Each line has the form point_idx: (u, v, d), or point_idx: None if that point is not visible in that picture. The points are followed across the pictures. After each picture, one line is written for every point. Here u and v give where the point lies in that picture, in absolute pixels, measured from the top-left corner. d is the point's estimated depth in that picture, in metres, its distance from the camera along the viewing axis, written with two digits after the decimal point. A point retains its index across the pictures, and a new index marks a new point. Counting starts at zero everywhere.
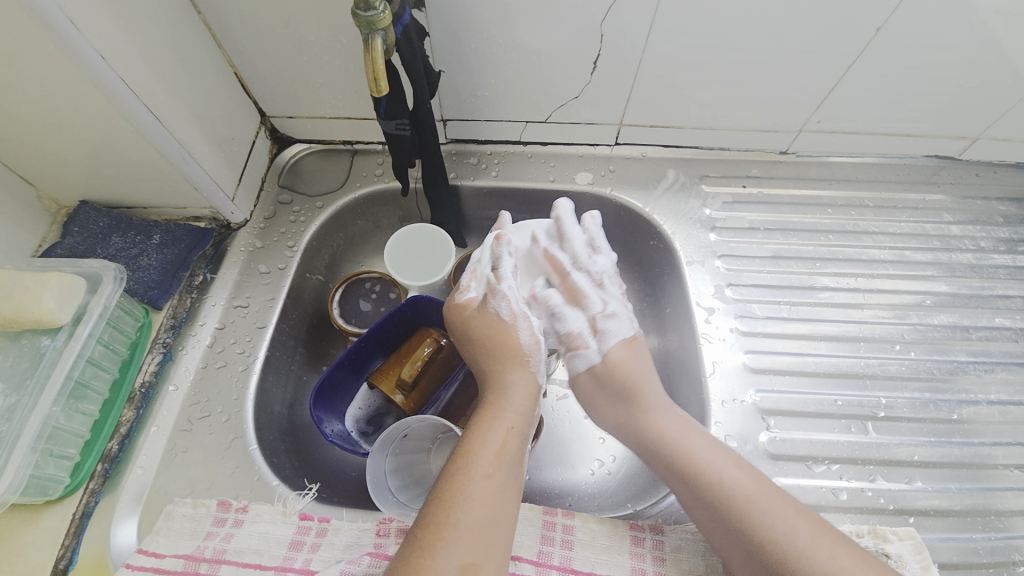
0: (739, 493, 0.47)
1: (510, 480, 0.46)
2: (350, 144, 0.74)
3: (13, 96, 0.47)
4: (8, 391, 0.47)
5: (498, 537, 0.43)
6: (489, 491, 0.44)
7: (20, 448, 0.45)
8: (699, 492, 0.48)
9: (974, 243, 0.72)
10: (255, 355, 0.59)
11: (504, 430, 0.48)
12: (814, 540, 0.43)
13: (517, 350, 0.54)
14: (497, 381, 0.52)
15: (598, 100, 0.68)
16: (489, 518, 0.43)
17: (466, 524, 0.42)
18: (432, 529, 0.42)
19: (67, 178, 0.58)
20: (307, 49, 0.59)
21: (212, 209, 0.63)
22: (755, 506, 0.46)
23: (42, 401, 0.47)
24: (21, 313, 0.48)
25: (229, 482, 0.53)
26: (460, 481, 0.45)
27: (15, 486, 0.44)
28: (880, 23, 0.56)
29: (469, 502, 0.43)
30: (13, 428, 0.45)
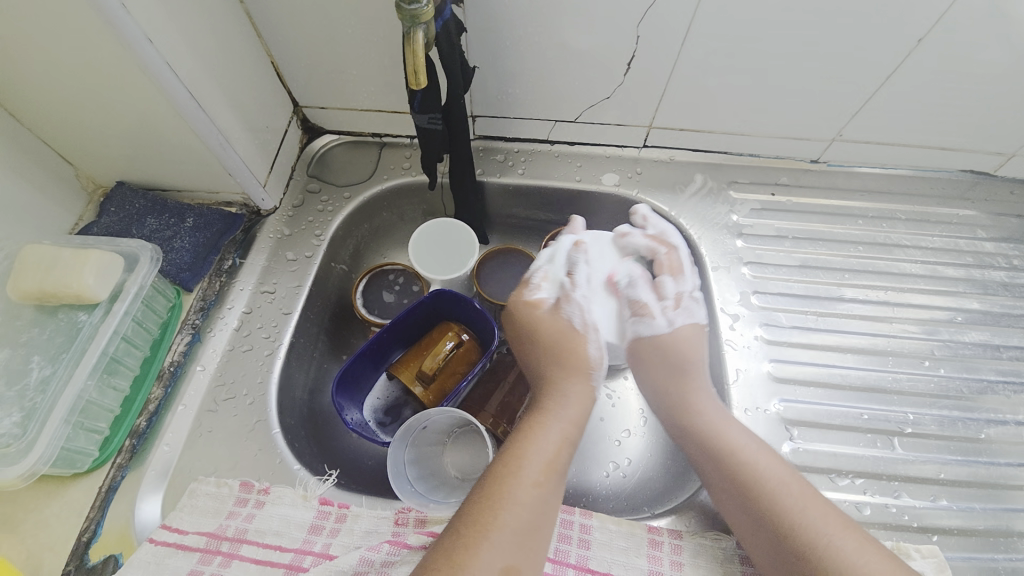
0: (771, 477, 0.48)
1: (556, 489, 0.47)
2: (379, 136, 0.74)
3: (64, 76, 0.48)
4: (45, 363, 0.48)
5: (540, 542, 0.43)
6: (535, 498, 0.45)
7: (54, 419, 0.46)
8: (729, 469, 0.49)
9: (1007, 261, 0.71)
10: (281, 341, 0.60)
11: (557, 439, 0.49)
12: (846, 533, 0.43)
13: (582, 361, 0.56)
14: (555, 389, 0.54)
15: (629, 102, 0.67)
16: (534, 524, 0.44)
17: (513, 525, 0.43)
18: (477, 528, 0.42)
19: (107, 159, 0.59)
20: (344, 41, 0.60)
21: (244, 195, 0.64)
22: (784, 492, 0.46)
23: (77, 374, 0.48)
24: (61, 288, 0.49)
25: (251, 464, 0.53)
26: (509, 483, 0.45)
27: (48, 457, 0.45)
28: (923, 34, 0.55)
29: (517, 506, 0.44)
30: (48, 401, 0.47)
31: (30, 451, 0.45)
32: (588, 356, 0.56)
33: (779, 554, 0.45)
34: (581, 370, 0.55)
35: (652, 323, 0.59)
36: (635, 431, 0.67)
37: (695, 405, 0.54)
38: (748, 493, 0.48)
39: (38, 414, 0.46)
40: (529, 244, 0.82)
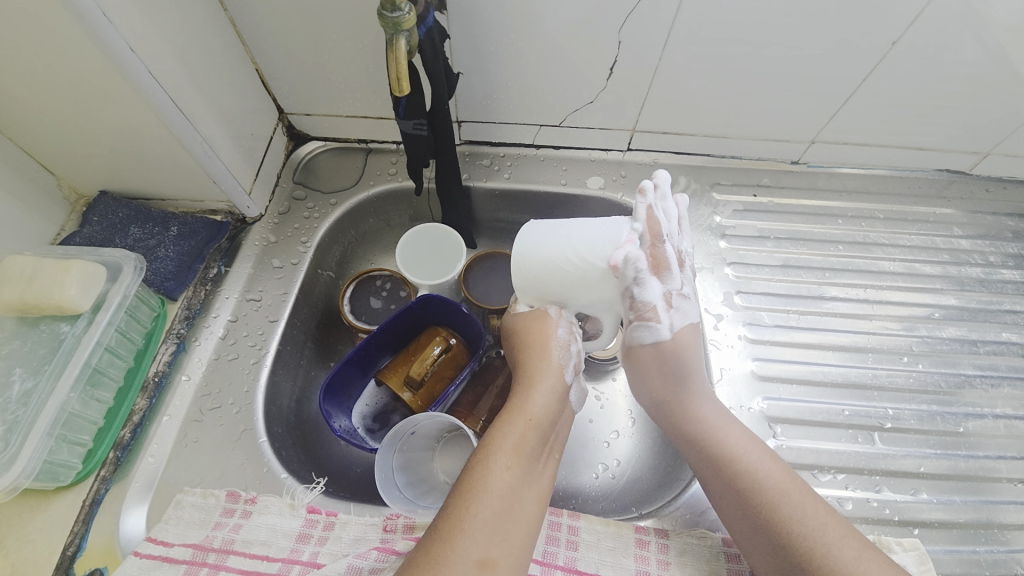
0: (771, 484, 0.48)
1: (529, 475, 0.48)
2: (365, 143, 0.74)
3: (43, 83, 0.48)
4: (26, 375, 0.48)
5: (516, 530, 0.45)
6: (507, 485, 0.46)
7: (36, 432, 0.45)
8: (727, 477, 0.50)
9: (983, 258, 0.73)
10: (267, 349, 0.60)
11: (524, 424, 0.50)
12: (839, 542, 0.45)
13: (552, 343, 0.53)
14: (529, 375, 0.54)
15: (613, 106, 0.68)
16: (507, 511, 0.45)
17: (485, 515, 0.44)
18: (450, 520, 0.44)
19: (88, 168, 0.59)
20: (329, 49, 0.60)
21: (229, 202, 0.64)
22: (781, 497, 0.47)
23: (59, 387, 0.47)
24: (42, 299, 0.49)
25: (238, 473, 0.53)
26: (481, 474, 0.46)
27: (29, 471, 0.45)
28: (897, 38, 0.57)
29: (490, 495, 0.45)
30: (30, 413, 0.46)
31: (12, 465, 0.44)
32: (557, 339, 0.54)
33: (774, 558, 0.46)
34: (548, 351, 0.53)
35: (651, 334, 0.50)
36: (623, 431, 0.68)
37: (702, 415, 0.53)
38: (748, 499, 0.48)
39: (20, 427, 0.45)
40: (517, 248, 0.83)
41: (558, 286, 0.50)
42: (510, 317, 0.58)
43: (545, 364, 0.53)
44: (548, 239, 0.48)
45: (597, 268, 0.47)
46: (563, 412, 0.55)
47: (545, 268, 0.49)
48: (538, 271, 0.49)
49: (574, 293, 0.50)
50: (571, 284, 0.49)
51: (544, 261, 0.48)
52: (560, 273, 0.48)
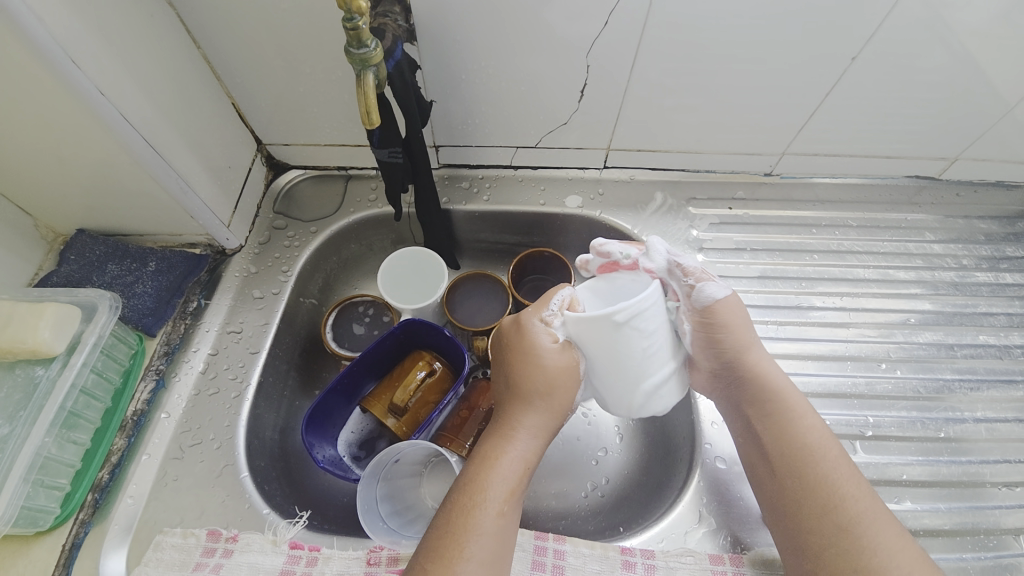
0: (825, 451, 0.49)
1: (517, 518, 0.48)
2: (344, 169, 0.75)
3: (15, 125, 0.48)
4: (0, 422, 0.46)
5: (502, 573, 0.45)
6: (500, 526, 0.45)
7: (12, 478, 0.44)
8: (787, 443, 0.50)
9: (957, 261, 0.74)
10: (248, 381, 0.59)
11: (519, 469, 0.48)
12: (883, 523, 0.46)
13: (558, 382, 0.52)
14: (526, 408, 0.52)
15: (587, 126, 0.70)
16: (497, 553, 0.45)
17: (478, 559, 0.43)
18: (443, 562, 0.43)
19: (65, 207, 0.59)
20: (304, 81, 0.62)
21: (208, 236, 0.64)
22: (838, 463, 0.49)
23: (35, 431, 0.46)
24: (15, 343, 0.47)
25: (219, 511, 0.52)
26: (475, 515, 0.45)
27: (6, 519, 0.44)
28: (856, 53, 0.59)
29: (482, 537, 0.44)
30: (5, 460, 0.45)
31: None
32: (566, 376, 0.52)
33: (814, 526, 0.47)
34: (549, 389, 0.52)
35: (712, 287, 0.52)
36: (611, 448, 0.68)
37: (782, 386, 0.53)
38: (795, 466, 0.49)
39: None
40: (501, 267, 0.83)
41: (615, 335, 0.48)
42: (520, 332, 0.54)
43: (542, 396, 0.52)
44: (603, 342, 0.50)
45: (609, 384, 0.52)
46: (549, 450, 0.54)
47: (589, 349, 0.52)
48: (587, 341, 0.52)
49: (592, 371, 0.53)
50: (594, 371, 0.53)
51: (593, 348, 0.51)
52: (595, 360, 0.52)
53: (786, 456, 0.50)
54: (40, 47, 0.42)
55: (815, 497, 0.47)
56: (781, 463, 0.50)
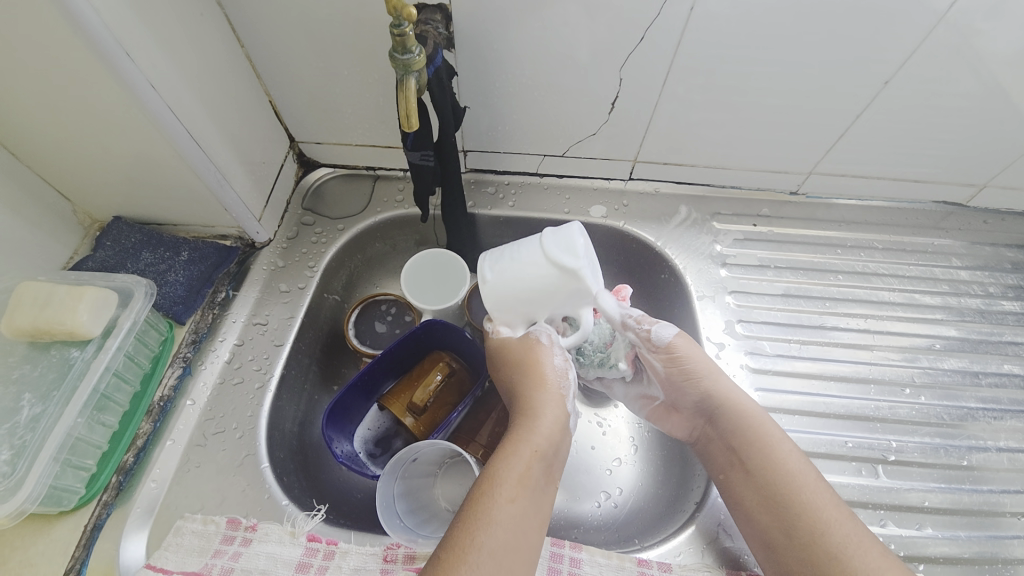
0: (803, 478, 0.49)
1: (531, 506, 0.48)
2: (373, 170, 0.77)
3: (66, 113, 0.50)
4: (35, 400, 0.47)
5: (521, 564, 0.44)
6: (512, 514, 0.46)
7: (43, 457, 0.45)
8: (760, 475, 0.50)
9: (982, 288, 0.73)
10: (272, 373, 0.60)
11: (527, 455, 0.50)
12: (869, 549, 0.45)
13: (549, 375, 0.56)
14: (529, 407, 0.55)
15: (615, 137, 0.70)
16: (512, 543, 0.44)
17: (490, 548, 0.43)
18: (454, 551, 0.43)
19: (104, 195, 0.60)
20: (341, 83, 0.63)
21: (239, 229, 0.66)
22: (814, 491, 0.48)
23: (68, 412, 0.47)
24: (54, 325, 0.48)
25: (239, 500, 0.53)
26: (485, 505, 0.46)
27: (34, 497, 0.44)
28: (890, 76, 0.59)
29: (494, 526, 0.45)
30: (38, 438, 0.46)
31: (16, 492, 0.44)
32: (553, 369, 0.56)
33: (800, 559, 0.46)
34: (547, 384, 0.56)
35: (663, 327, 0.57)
36: (626, 459, 0.68)
37: (752, 420, 0.53)
38: (776, 504, 0.49)
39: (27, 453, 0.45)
40: None
41: (555, 255, 0.52)
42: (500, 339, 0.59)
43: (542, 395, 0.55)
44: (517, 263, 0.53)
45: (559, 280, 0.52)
46: (565, 447, 0.55)
47: (520, 285, 0.54)
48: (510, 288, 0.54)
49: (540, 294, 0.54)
50: (539, 292, 0.54)
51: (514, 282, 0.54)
52: (528, 284, 0.53)
53: (765, 493, 0.50)
54: (98, 40, 0.43)
55: (796, 530, 0.47)
56: (761, 501, 0.50)
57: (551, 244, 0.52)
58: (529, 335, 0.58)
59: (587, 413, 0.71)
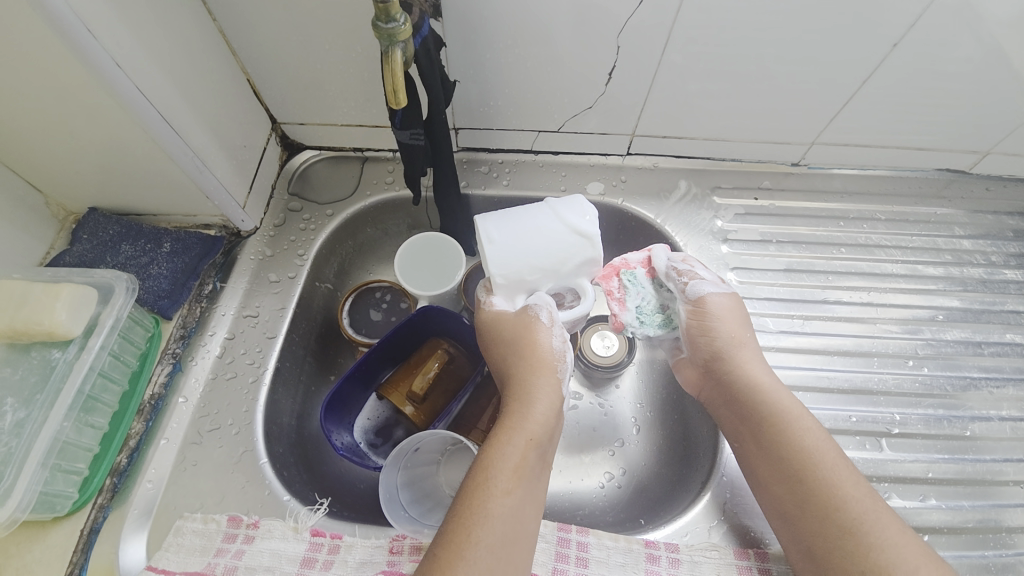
0: (820, 450, 0.48)
1: (528, 495, 0.47)
2: (360, 151, 0.73)
3: (25, 96, 0.46)
4: (17, 405, 0.45)
5: (517, 555, 0.44)
6: (508, 507, 0.45)
7: (31, 464, 0.43)
8: (775, 447, 0.50)
9: (985, 258, 0.72)
10: (266, 366, 0.58)
11: (523, 443, 0.48)
12: (882, 522, 0.44)
13: (543, 356, 0.53)
14: (523, 390, 0.52)
15: (612, 110, 0.68)
16: (509, 535, 0.44)
17: (488, 543, 0.43)
18: (453, 548, 0.42)
19: (76, 184, 0.57)
20: (322, 58, 0.59)
21: (223, 217, 0.63)
22: (832, 464, 0.48)
23: (53, 415, 0.45)
24: (30, 326, 0.45)
25: (239, 497, 0.52)
26: (481, 499, 0.45)
27: (26, 504, 0.43)
28: (898, 39, 0.56)
29: (491, 521, 0.44)
30: (22, 445, 0.43)
31: (6, 500, 0.42)
32: (552, 349, 0.53)
33: (812, 531, 0.46)
34: (542, 366, 0.53)
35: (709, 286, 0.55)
36: (629, 440, 0.68)
37: (769, 395, 0.51)
38: (788, 477, 0.49)
39: (13, 459, 0.43)
40: None
41: (572, 222, 0.51)
42: (493, 315, 0.57)
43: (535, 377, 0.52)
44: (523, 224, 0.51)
45: (569, 240, 0.51)
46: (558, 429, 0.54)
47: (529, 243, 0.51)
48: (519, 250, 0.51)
49: (549, 257, 0.51)
50: (549, 256, 0.51)
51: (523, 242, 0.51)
52: (538, 245, 0.51)
53: (779, 467, 0.49)
54: (53, 16, 0.40)
55: (810, 502, 0.47)
56: (774, 476, 0.50)
57: (567, 213, 0.52)
58: (525, 309, 0.54)
59: (588, 395, 0.71)
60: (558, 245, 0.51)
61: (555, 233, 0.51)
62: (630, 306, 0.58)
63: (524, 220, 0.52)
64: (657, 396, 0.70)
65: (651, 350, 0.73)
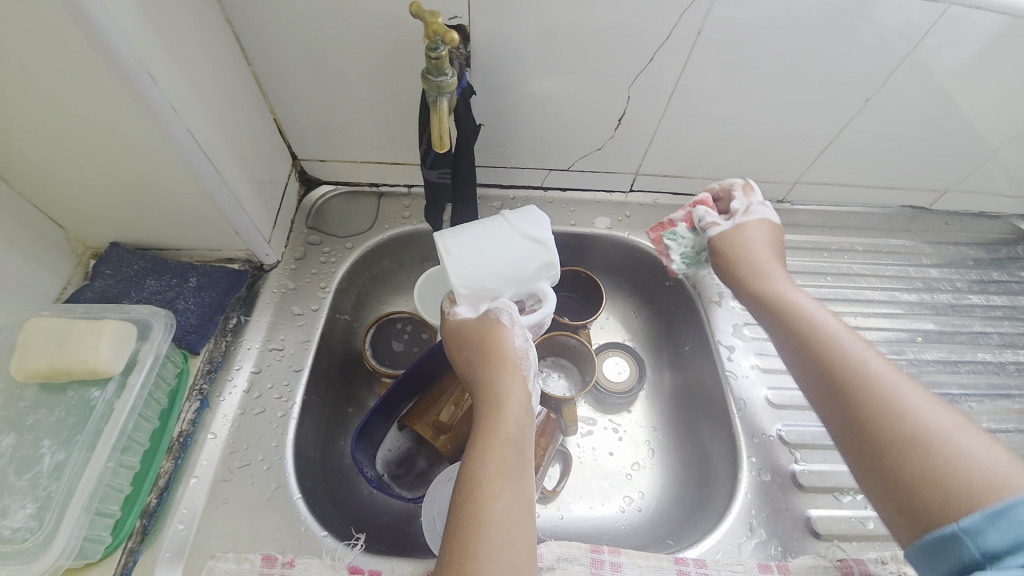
0: (862, 355, 0.46)
1: (519, 497, 0.44)
2: (376, 187, 0.76)
3: (72, 137, 0.46)
4: (56, 447, 0.44)
5: (524, 560, 0.41)
6: (500, 514, 0.42)
7: (74, 509, 0.42)
8: (811, 353, 0.49)
9: (951, 285, 0.80)
10: (294, 400, 0.58)
11: (501, 446, 0.46)
12: (913, 388, 0.43)
13: (509, 355, 0.51)
14: (492, 395, 0.50)
15: (619, 151, 0.73)
16: (511, 543, 0.41)
17: (488, 555, 0.39)
18: (454, 570, 0.39)
19: (101, 220, 0.57)
20: (352, 100, 0.62)
21: (248, 251, 0.63)
22: (866, 362, 0.46)
23: (96, 457, 0.44)
24: (73, 364, 0.45)
25: (273, 535, 0.51)
26: (472, 513, 0.42)
27: (68, 552, 0.41)
28: (872, 93, 0.65)
29: (485, 531, 0.41)
30: (64, 488, 0.43)
31: (47, 549, 0.41)
32: (514, 348, 0.52)
33: (851, 424, 0.44)
34: (507, 366, 0.51)
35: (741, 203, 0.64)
36: (645, 463, 0.71)
37: (820, 333, 0.50)
38: (830, 394, 0.47)
39: (55, 505, 0.42)
40: None
41: (526, 228, 0.52)
42: (452, 323, 0.55)
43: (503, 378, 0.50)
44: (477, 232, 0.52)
45: (522, 241, 0.52)
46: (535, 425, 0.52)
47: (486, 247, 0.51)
48: (474, 254, 0.51)
49: (503, 260, 0.51)
50: (503, 258, 0.51)
51: (478, 247, 0.51)
52: (491, 247, 0.51)
53: (854, 441, 0.44)
54: (125, 68, 0.41)
55: (863, 425, 0.43)
56: (879, 475, 0.41)
57: (519, 220, 0.53)
58: (489, 313, 0.53)
59: (601, 419, 0.74)
60: (512, 247, 0.51)
61: (507, 236, 0.52)
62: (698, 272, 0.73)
63: (478, 229, 0.52)
64: (669, 421, 0.73)
65: (661, 375, 0.77)
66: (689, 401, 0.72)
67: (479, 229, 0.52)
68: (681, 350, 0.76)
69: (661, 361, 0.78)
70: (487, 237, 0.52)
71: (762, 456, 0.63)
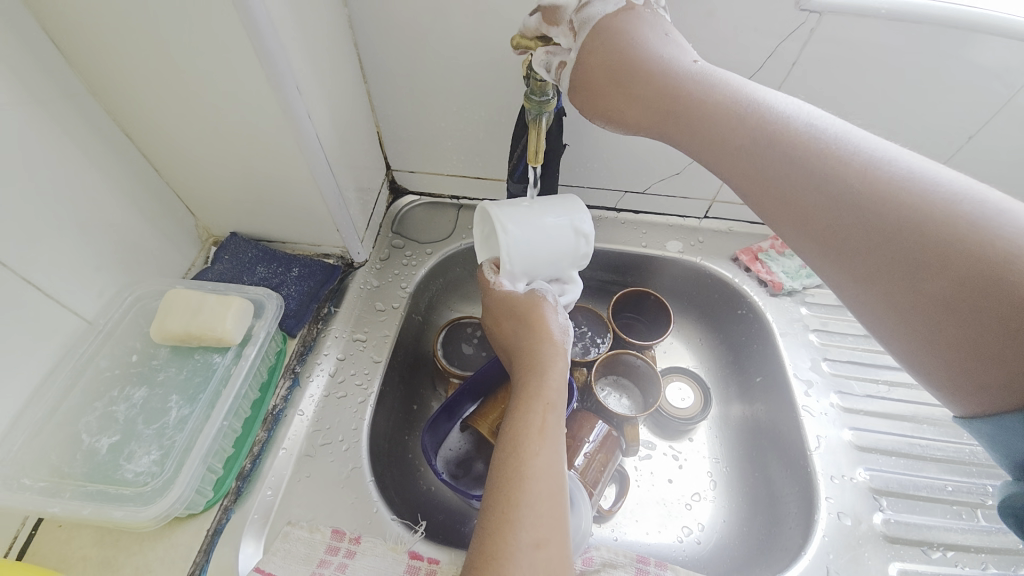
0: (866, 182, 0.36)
1: (558, 453, 0.47)
2: (457, 199, 0.81)
3: (220, 140, 0.54)
4: (183, 402, 0.52)
5: (560, 506, 0.43)
6: (542, 465, 0.45)
7: (193, 459, 0.48)
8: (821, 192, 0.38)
9: None
10: (373, 389, 0.62)
11: (542, 408, 0.49)
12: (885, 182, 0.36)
13: (549, 327, 0.55)
14: (534, 362, 0.54)
15: (697, 178, 0.74)
16: (549, 489, 0.44)
17: (529, 500, 0.42)
18: (498, 516, 0.42)
19: (228, 212, 0.65)
20: (449, 118, 0.68)
21: (343, 248, 0.69)
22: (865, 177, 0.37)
23: (215, 415, 0.50)
24: (206, 330, 0.53)
25: (345, 513, 0.54)
26: (515, 464, 0.45)
27: (182, 499, 0.47)
28: (974, 132, 0.62)
29: (527, 479, 0.44)
30: (185, 439, 0.49)
31: (166, 493, 0.46)
32: (555, 323, 0.56)
33: (903, 258, 0.35)
34: (548, 336, 0.55)
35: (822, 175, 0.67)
36: (707, 494, 0.68)
37: (773, 166, 0.40)
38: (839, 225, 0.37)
39: (178, 454, 0.48)
40: (595, 302, 0.86)
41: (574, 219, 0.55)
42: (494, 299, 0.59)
43: (542, 345, 0.54)
44: (531, 215, 0.54)
45: (568, 231, 0.55)
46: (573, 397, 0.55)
47: (535, 232, 0.54)
48: (523, 237, 0.53)
49: (547, 246, 0.54)
50: (549, 246, 0.54)
51: (528, 231, 0.54)
52: (540, 233, 0.54)
53: (882, 256, 0.36)
54: (281, 84, 0.48)
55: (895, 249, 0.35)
56: (925, 311, 0.34)
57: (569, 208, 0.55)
58: (534, 292, 0.57)
59: (662, 444, 0.72)
60: (558, 235, 0.54)
61: (556, 224, 0.54)
62: (787, 251, 0.77)
63: (532, 211, 0.54)
64: (735, 454, 0.71)
65: (726, 405, 0.75)
66: (756, 435, 0.70)
67: (532, 210, 0.54)
68: (751, 381, 0.74)
69: (729, 390, 0.76)
70: (538, 221, 0.54)
71: (840, 499, 0.59)
